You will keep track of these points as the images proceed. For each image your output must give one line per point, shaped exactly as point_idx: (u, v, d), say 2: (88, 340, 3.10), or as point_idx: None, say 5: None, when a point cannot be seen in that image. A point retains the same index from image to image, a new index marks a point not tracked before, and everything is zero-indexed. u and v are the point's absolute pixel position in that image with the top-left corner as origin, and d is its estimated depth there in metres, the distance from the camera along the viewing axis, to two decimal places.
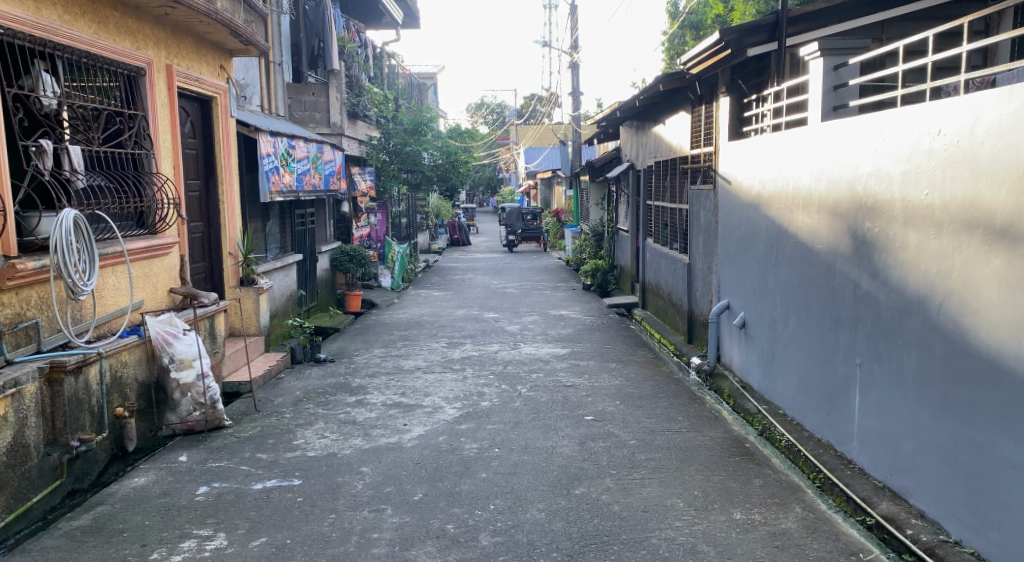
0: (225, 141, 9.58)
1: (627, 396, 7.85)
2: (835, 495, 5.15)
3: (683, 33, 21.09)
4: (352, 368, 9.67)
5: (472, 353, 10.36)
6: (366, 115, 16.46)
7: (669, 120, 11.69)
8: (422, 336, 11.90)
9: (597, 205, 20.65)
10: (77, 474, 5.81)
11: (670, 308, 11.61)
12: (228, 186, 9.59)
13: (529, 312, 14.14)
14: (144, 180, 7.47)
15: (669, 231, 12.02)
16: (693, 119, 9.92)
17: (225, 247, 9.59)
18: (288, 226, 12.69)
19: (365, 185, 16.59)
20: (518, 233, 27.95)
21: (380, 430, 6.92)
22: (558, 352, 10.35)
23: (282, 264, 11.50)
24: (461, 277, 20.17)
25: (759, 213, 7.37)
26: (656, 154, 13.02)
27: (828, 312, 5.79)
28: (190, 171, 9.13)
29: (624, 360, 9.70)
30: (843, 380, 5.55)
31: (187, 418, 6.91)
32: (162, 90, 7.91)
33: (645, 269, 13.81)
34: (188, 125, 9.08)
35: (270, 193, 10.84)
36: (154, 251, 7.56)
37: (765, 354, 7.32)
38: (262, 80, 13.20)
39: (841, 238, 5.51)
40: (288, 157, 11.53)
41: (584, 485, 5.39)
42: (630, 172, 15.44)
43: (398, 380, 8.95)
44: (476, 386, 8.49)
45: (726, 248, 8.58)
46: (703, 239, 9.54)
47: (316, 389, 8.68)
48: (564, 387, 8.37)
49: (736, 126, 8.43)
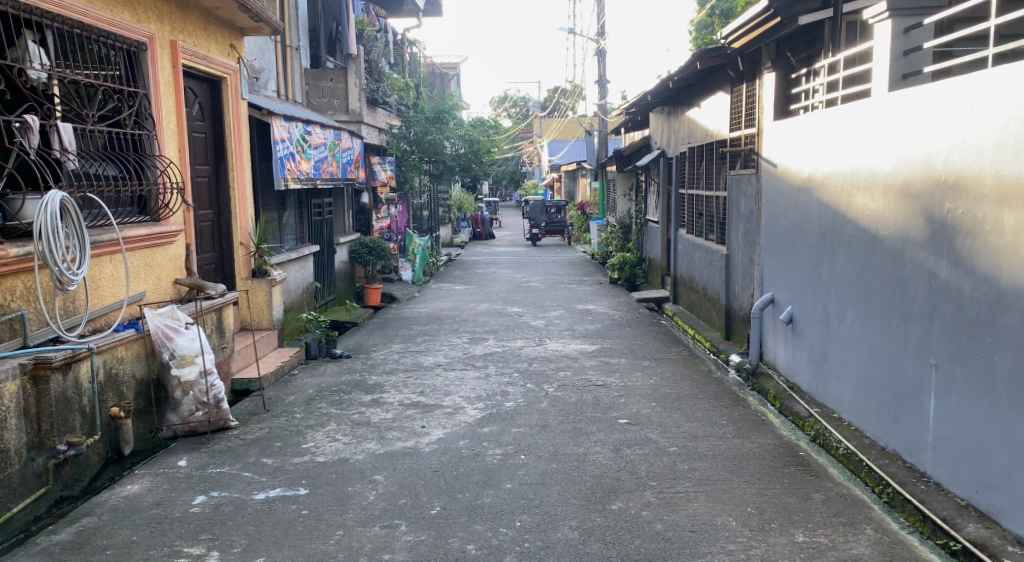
0: (236, 124, 9.11)
1: (664, 397, 7.27)
2: (907, 513, 4.59)
3: (714, 20, 20.40)
4: (368, 365, 9.14)
5: (494, 350, 9.80)
6: (385, 102, 15.96)
7: (706, 103, 11.09)
8: (443, 331, 11.38)
9: (624, 197, 20.00)
10: (65, 481, 5.31)
11: (705, 302, 11.03)
12: (238, 172, 9.12)
13: (554, 307, 13.56)
14: (147, 163, 7.00)
15: (705, 221, 11.40)
16: (733, 100, 9.45)
17: (237, 237, 9.13)
18: (306, 217, 12.22)
19: (386, 174, 16.00)
20: (541, 226, 27.35)
21: (397, 432, 6.38)
22: (586, 349, 9.76)
23: (298, 255, 11.00)
24: (484, 271, 19.64)
25: (813, 197, 6.81)
26: (689, 141, 12.43)
27: (895, 306, 5.22)
28: (199, 156, 8.66)
29: (658, 358, 9.11)
30: (914, 383, 4.99)
31: (190, 419, 6.39)
32: (166, 66, 7.44)
33: (677, 263, 13.18)
34: (196, 107, 8.61)
35: (285, 180, 10.31)
36: (156, 239, 7.10)
37: (819, 352, 6.78)
38: (279, 64, 12.75)
39: (913, 221, 4.95)
40: (304, 143, 11.00)
41: (622, 500, 4.82)
42: (661, 160, 14.84)
43: (418, 378, 8.41)
44: (499, 385, 7.93)
45: (773, 237, 8.05)
46: (744, 229, 9.11)
47: (330, 386, 8.16)
48: (594, 386, 7.80)
49: (783, 105, 7.92)
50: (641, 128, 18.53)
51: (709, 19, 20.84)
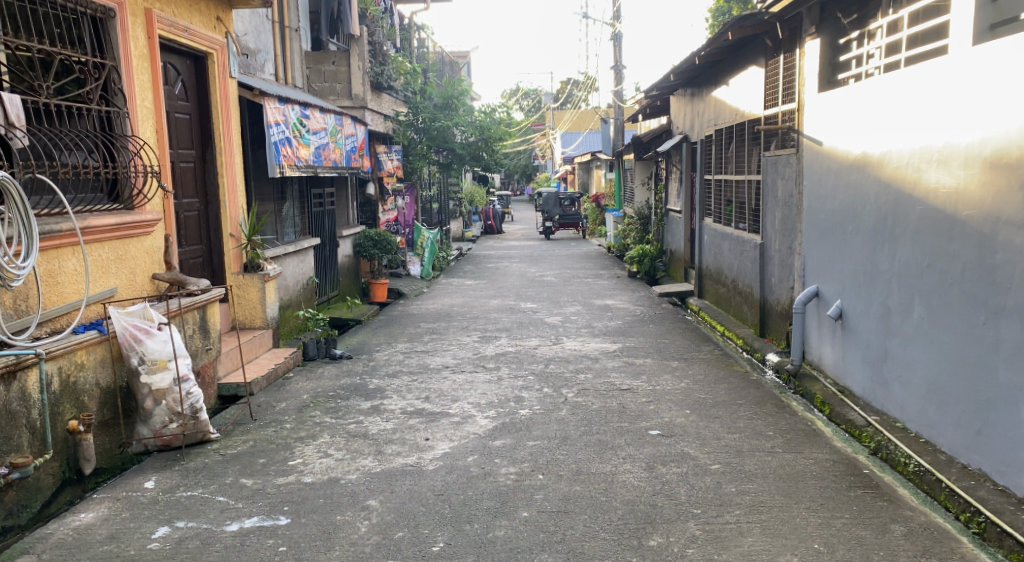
0: (225, 103, 8.40)
1: (699, 404, 6.47)
2: (1007, 550, 3.94)
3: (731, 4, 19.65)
4: (370, 367, 8.35)
5: (508, 350, 9.01)
6: (389, 87, 15.22)
7: (736, 80, 10.33)
8: (452, 328, 10.60)
9: (642, 186, 19.15)
10: (9, 509, 4.51)
11: (735, 296, 10.31)
12: (228, 158, 8.42)
13: (571, 302, 12.75)
14: (117, 143, 6.32)
15: (734, 209, 10.63)
16: (768, 73, 8.88)
17: (226, 228, 8.41)
18: (307, 208, 11.49)
19: (394, 164, 15.30)
20: (555, 219, 26.46)
21: (397, 446, 5.60)
22: (607, 348, 8.96)
23: (296, 249, 10.25)
24: (496, 265, 18.86)
25: (868, 176, 6.17)
26: (715, 123, 11.64)
27: (982, 298, 4.58)
28: (182, 139, 8.00)
29: (688, 359, 8.31)
30: (1005, 390, 4.33)
31: (162, 432, 5.56)
32: (140, 37, 6.79)
33: (703, 255, 12.37)
34: (179, 85, 7.94)
35: (280, 167, 9.53)
36: (130, 229, 6.39)
37: (874, 352, 6.06)
38: (277, 46, 12.02)
39: (1010, 197, 4.38)
40: (302, 128, 10.23)
41: (661, 534, 4.09)
42: (682, 146, 14.02)
43: (423, 381, 7.62)
44: (513, 389, 7.14)
45: (819, 224, 7.37)
46: (782, 214, 8.51)
47: (327, 391, 7.39)
48: (619, 390, 7.02)
49: (828, 75, 7.31)
50: (660, 114, 17.68)
51: (728, 4, 19.95)
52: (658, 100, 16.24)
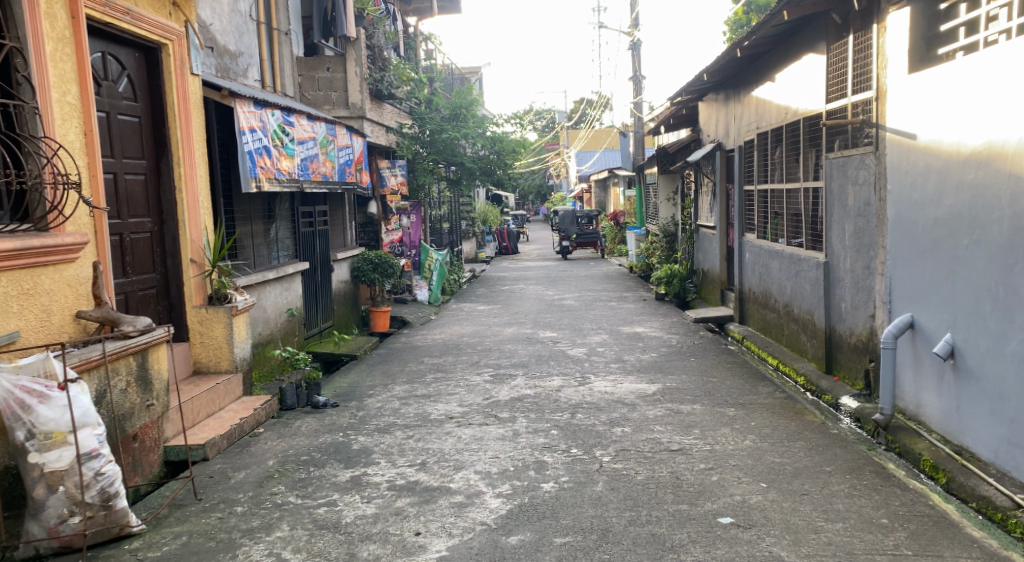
0: (184, 103, 6.95)
1: (777, 475, 5.02)
2: None
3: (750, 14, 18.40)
4: (358, 419, 6.89)
5: (525, 393, 7.51)
6: (393, 95, 13.82)
7: (788, 73, 8.88)
8: (459, 364, 9.13)
9: (666, 201, 17.60)
10: None
11: (790, 323, 8.85)
12: (189, 170, 6.97)
13: (595, 330, 11.28)
14: (24, 147, 4.95)
15: (786, 222, 9.15)
16: (835, 58, 7.43)
17: (186, 254, 6.96)
18: (296, 229, 10.08)
19: (398, 181, 13.95)
20: (572, 238, 24.93)
21: (377, 548, 4.16)
22: (645, 389, 7.49)
23: (277, 276, 8.86)
24: (511, 288, 17.42)
25: (1004, 177, 4.77)
26: (758, 125, 10.19)
27: None
28: (129, 147, 6.55)
29: (746, 405, 6.86)
30: None
31: (59, 531, 4.10)
32: (61, 16, 5.38)
33: (744, 275, 10.88)
34: (124, 82, 6.52)
35: (255, 181, 8.11)
36: (40, 255, 4.99)
37: (1013, 408, 4.65)
38: (264, 48, 10.66)
39: None
40: (284, 136, 8.82)
41: None
42: (717, 155, 12.55)
43: (421, 440, 6.12)
44: (532, 451, 5.65)
45: (915, 238, 5.91)
46: (856, 225, 7.02)
47: (301, 453, 5.95)
48: (669, 451, 5.58)
49: (921, 52, 5.86)
50: (686, 124, 16.20)
51: (750, 13, 18.52)
52: (684, 106, 14.77)
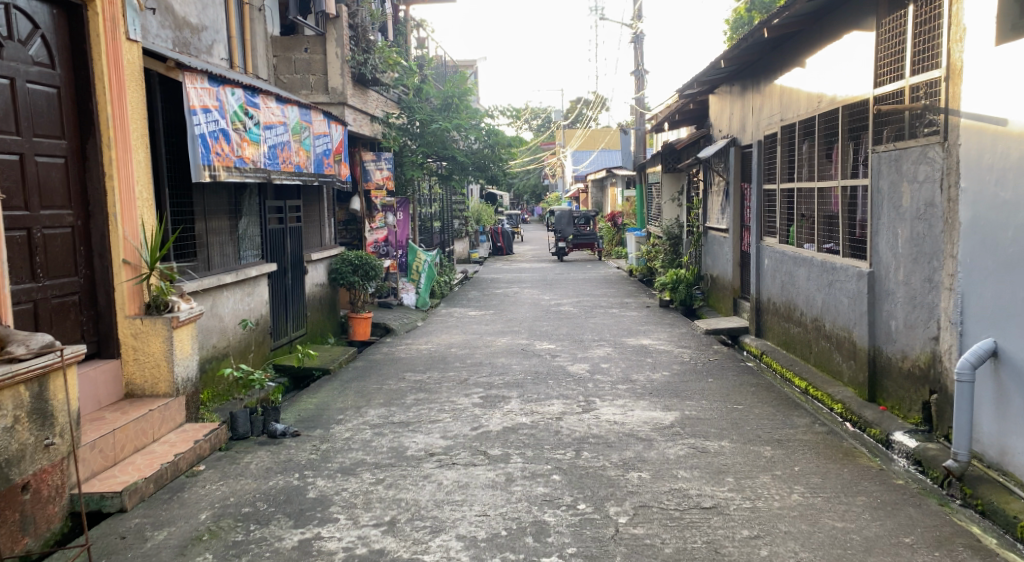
0: (117, 73, 5.81)
1: (842, 551, 3.96)
2: None
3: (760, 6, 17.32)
4: (321, 453, 5.76)
5: (521, 422, 6.39)
6: (379, 82, 12.68)
7: (823, 55, 7.78)
8: (444, 381, 8.01)
9: (671, 201, 16.50)
10: None
11: (821, 339, 7.74)
12: (122, 153, 5.82)
13: (597, 342, 10.16)
14: None
15: (817, 225, 8.04)
16: (890, 33, 6.33)
17: (118, 254, 5.81)
18: (263, 225, 8.91)
19: (383, 175, 12.54)
20: (568, 239, 23.76)
21: None
22: (660, 420, 6.37)
23: (235, 279, 7.71)
24: (504, 291, 16.28)
25: None
26: (783, 116, 9.09)
27: None
28: (43, 123, 5.42)
29: (784, 443, 5.76)
30: None
31: None
32: None
33: (763, 283, 9.78)
34: (37, 44, 5.39)
35: (208, 170, 6.94)
36: None
37: None
38: (233, 22, 9.48)
39: None
40: (247, 120, 7.65)
41: None
42: (730, 150, 11.43)
43: (392, 486, 4.98)
44: (528, 505, 4.55)
45: (1004, 247, 4.79)
46: (914, 229, 5.91)
47: (245, 501, 4.84)
48: (699, 508, 4.48)
49: (1015, 18, 4.76)
50: (693, 119, 15.09)
51: (756, 6, 17.40)
52: (693, 100, 13.66)
